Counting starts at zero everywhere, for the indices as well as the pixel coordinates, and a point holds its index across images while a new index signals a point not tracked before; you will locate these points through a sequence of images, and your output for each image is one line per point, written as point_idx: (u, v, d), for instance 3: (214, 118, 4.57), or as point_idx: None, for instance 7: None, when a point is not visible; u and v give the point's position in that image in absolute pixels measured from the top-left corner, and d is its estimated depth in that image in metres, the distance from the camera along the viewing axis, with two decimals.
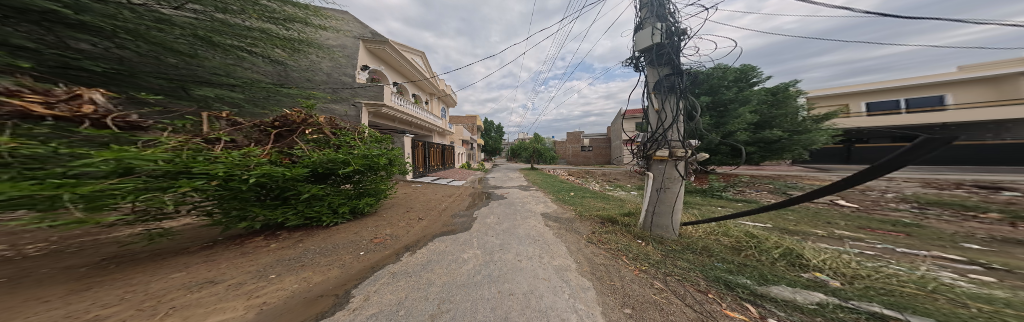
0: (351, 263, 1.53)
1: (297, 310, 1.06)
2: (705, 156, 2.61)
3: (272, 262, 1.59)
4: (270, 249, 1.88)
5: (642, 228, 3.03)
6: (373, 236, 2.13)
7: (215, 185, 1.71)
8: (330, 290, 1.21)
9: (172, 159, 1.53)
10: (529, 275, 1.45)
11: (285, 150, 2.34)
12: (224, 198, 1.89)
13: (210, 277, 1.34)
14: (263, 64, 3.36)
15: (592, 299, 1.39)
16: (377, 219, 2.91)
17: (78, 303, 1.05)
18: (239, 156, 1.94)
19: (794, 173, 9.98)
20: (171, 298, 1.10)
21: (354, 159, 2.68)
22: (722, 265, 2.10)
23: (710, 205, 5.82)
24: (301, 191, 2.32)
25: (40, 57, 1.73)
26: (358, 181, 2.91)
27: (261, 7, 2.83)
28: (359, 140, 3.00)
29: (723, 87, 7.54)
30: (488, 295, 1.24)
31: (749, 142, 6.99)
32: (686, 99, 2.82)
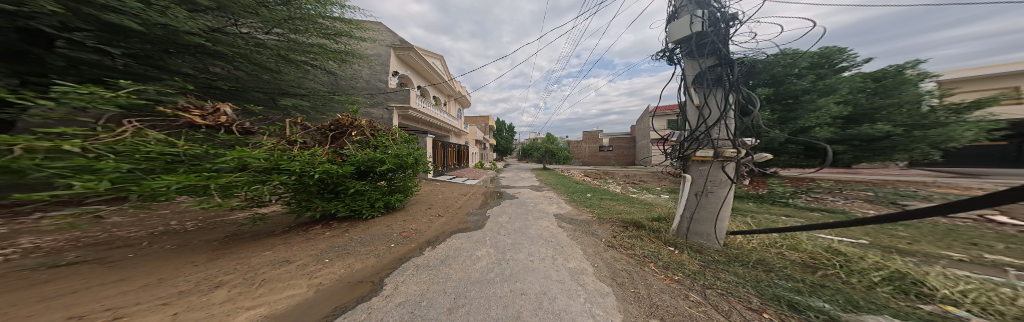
0: (385, 253, 1.74)
1: (343, 291, 1.25)
2: (767, 155, 2.19)
3: (327, 247, 1.89)
4: (327, 236, 2.25)
5: (676, 234, 2.80)
6: (402, 229, 2.38)
7: (290, 179, 2.13)
8: (368, 276, 1.40)
9: (268, 158, 2.00)
10: (542, 276, 1.46)
11: (338, 150, 2.77)
12: (298, 190, 2.35)
13: (286, 257, 1.66)
14: (321, 75, 4.50)
15: (612, 305, 1.32)
16: (410, 213, 3.23)
17: (210, 269, 1.43)
18: (307, 155, 2.38)
19: (885, 177, 8.03)
20: (262, 271, 1.40)
21: (389, 158, 3.04)
22: (787, 283, 1.78)
23: (770, 213, 4.93)
24: (350, 187, 2.71)
25: (197, 80, 2.94)
26: (391, 178, 3.25)
27: (317, 26, 3.79)
28: (391, 140, 3.34)
29: (794, 76, 6.47)
30: (500, 293, 1.29)
31: (835, 141, 5.97)
32: (739, 91, 2.47)
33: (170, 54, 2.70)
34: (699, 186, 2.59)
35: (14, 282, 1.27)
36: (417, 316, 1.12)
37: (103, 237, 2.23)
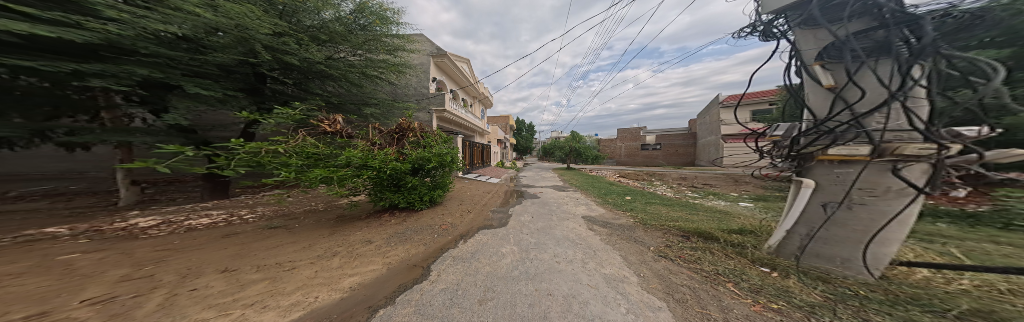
0: (431, 243, 2.01)
1: (402, 273, 1.55)
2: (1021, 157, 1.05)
3: (393, 232, 2.37)
4: (389, 223, 2.78)
5: (776, 253, 2.07)
6: (441, 222, 2.70)
7: (373, 174, 2.75)
8: (420, 262, 1.68)
9: (360, 157, 2.67)
10: (571, 279, 1.41)
11: (401, 150, 3.27)
12: (376, 183, 3.01)
13: (368, 238, 2.18)
14: (386, 83, 6.20)
15: (666, 320, 1.09)
16: (454, 208, 3.60)
17: (328, 242, 2.06)
18: (382, 152, 2.95)
19: None
20: (356, 247, 1.91)
21: (435, 156, 3.36)
22: None
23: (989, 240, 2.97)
24: (410, 183, 3.25)
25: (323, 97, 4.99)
26: (433, 175, 3.61)
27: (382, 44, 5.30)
28: (433, 140, 3.63)
29: None
30: (526, 291, 1.32)
31: None
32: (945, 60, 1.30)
33: (309, 80, 4.77)
34: (841, 194, 1.68)
35: (245, 238, 2.21)
36: (456, 303, 1.28)
37: (264, 214, 3.36)
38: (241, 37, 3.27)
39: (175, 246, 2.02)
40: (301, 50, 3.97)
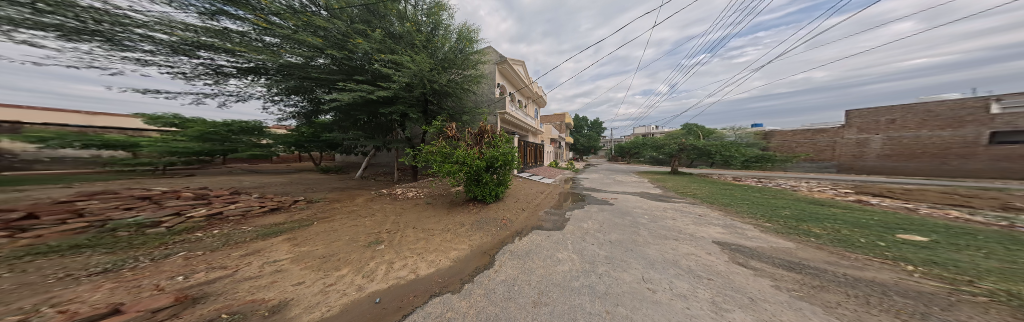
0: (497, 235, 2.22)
1: (484, 256, 1.82)
2: None
3: (475, 219, 2.99)
4: (473, 209, 3.48)
5: None
6: (502, 217, 3.15)
7: (466, 169, 3.38)
8: (485, 251, 1.88)
9: (461, 156, 3.42)
10: (668, 308, 1.33)
11: (481, 147, 3.69)
12: (467, 177, 3.58)
13: (462, 221, 2.92)
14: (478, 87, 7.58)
15: None
16: (518, 206, 3.83)
17: (447, 219, 3.05)
18: (469, 150, 3.51)
19: None
20: (456, 227, 2.68)
21: (504, 153, 3.62)
22: None
23: None
24: (492, 182, 3.70)
25: (451, 112, 7.33)
26: (499, 173, 3.77)
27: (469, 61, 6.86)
28: (497, 138, 3.86)
29: None
30: (593, 309, 1.37)
31: None
32: None
33: (445, 101, 7.25)
34: None
35: (419, 208, 3.92)
36: (511, 298, 1.49)
37: (423, 193, 5.44)
38: (416, 78, 5.93)
39: (404, 207, 4.11)
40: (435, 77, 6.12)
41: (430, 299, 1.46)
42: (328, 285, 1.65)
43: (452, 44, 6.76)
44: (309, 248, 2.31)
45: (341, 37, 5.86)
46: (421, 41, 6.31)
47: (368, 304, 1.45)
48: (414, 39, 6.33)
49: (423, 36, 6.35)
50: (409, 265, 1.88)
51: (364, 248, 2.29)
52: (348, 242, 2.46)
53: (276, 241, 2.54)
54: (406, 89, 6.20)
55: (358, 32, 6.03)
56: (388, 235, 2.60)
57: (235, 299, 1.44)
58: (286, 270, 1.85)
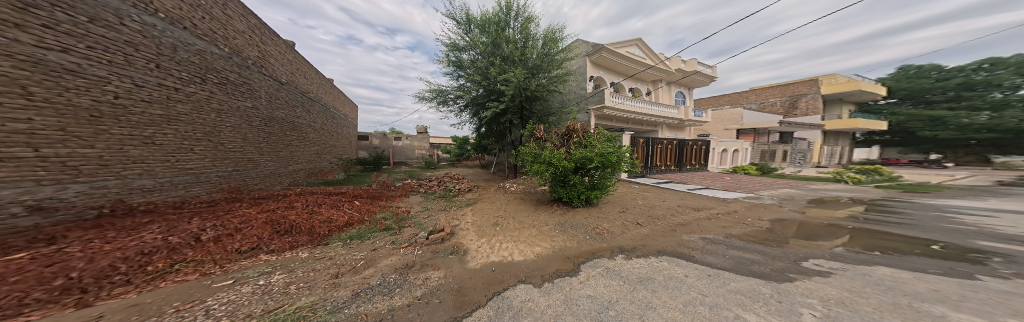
0: (574, 247, 2.62)
1: (558, 260, 2.22)
2: None
3: (559, 223, 3.54)
4: (559, 214, 4.13)
5: None
6: (597, 227, 3.29)
7: (551, 169, 4.30)
8: (564, 259, 2.24)
9: (551, 159, 4.36)
10: None
11: (569, 151, 4.43)
12: (553, 177, 4.51)
13: (558, 224, 3.50)
14: (560, 82, 8.75)
15: None
16: (608, 211, 4.10)
17: (550, 225, 3.51)
18: (556, 153, 4.40)
19: None
20: (545, 234, 3.10)
21: (592, 156, 4.07)
22: None
23: None
24: (584, 186, 4.39)
25: (545, 119, 9.20)
26: (592, 176, 4.34)
27: (552, 65, 8.47)
28: (597, 140, 4.41)
29: None
30: None
31: None
32: None
33: (542, 114, 9.18)
34: None
35: (514, 204, 5.32)
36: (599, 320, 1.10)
37: (523, 189, 7.06)
38: (520, 94, 8.02)
39: (510, 201, 5.66)
40: (516, 76, 7.44)
41: (518, 286, 1.80)
42: (478, 247, 2.80)
43: (541, 49, 8.33)
44: (473, 218, 4.20)
45: (481, 70, 8.02)
46: (517, 56, 7.85)
47: (488, 269, 2.20)
48: (513, 55, 7.93)
49: (517, 51, 7.84)
50: (511, 251, 2.61)
51: (491, 226, 3.64)
52: (486, 219, 4.06)
53: (466, 210, 4.76)
54: (511, 99, 8.23)
55: (489, 62, 7.94)
56: (501, 221, 3.90)
57: (458, 240, 3.05)
58: (469, 230, 3.48)
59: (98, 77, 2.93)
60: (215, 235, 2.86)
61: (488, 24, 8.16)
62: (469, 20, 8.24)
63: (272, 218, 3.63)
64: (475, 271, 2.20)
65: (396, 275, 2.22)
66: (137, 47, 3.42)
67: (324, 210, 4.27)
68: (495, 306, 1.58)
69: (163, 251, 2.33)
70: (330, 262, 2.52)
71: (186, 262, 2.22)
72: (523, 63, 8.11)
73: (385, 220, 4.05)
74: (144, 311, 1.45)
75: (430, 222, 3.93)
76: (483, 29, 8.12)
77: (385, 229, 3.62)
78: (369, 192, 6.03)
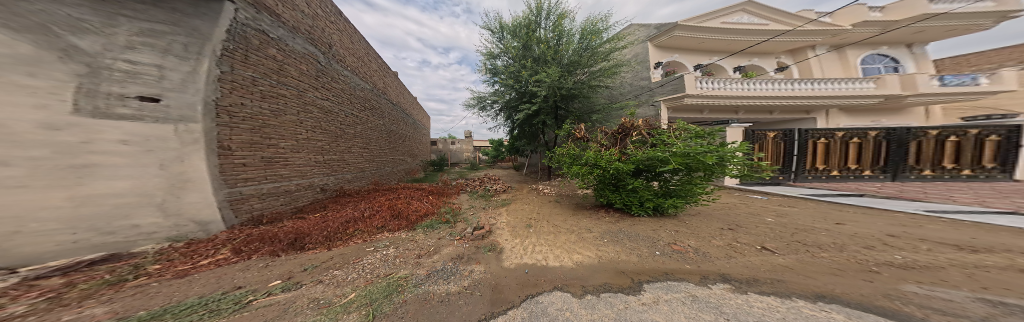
0: (637, 259, 2.16)
1: (608, 273, 1.88)
2: None
3: (608, 230, 3.19)
4: (609, 220, 3.69)
5: None
6: (674, 241, 2.63)
7: (598, 171, 3.81)
8: (617, 271, 1.94)
9: (599, 159, 3.84)
10: None
11: (625, 151, 3.79)
12: (600, 180, 4.11)
13: (609, 230, 3.16)
14: (612, 74, 8.11)
15: None
16: (680, 222, 3.39)
17: (598, 230, 3.21)
18: (609, 154, 3.85)
19: None
20: (591, 240, 2.86)
21: (669, 157, 3.14)
22: None
23: None
24: (647, 191, 3.67)
25: (598, 118, 8.54)
26: (664, 180, 3.55)
27: (602, 55, 7.77)
28: (675, 137, 3.43)
29: None
30: None
31: None
32: None
33: (593, 111, 8.61)
34: None
35: (551, 207, 5.20)
36: None
37: (555, 192, 7.13)
38: (558, 93, 7.71)
39: (547, 204, 5.53)
40: (549, 75, 7.14)
41: (552, 292, 1.68)
42: (512, 246, 2.88)
43: (577, 45, 7.77)
44: (507, 218, 4.35)
45: (513, 74, 7.96)
46: (550, 56, 7.45)
47: (521, 271, 2.20)
48: (545, 55, 7.53)
49: (550, 50, 7.48)
50: (544, 254, 2.58)
51: (524, 228, 3.72)
52: (519, 221, 4.14)
53: (502, 209, 5.05)
54: (545, 100, 8.00)
55: (521, 66, 7.83)
56: (534, 223, 3.92)
57: (499, 237, 3.24)
58: (505, 230, 3.60)
59: (331, 122, 5.82)
60: (369, 212, 4.36)
61: (518, 28, 7.93)
62: (501, 28, 8.21)
63: (393, 203, 5.03)
64: (509, 270, 2.25)
65: (451, 264, 2.50)
66: (340, 101, 6.25)
67: (409, 200, 5.50)
68: (529, 309, 1.49)
69: (355, 220, 3.99)
70: (415, 244, 3.14)
71: (361, 229, 3.66)
72: (557, 62, 7.74)
73: (446, 213, 4.75)
74: (344, 261, 2.61)
75: (474, 219, 4.31)
76: (513, 33, 8.00)
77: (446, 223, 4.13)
78: (435, 190, 7.11)
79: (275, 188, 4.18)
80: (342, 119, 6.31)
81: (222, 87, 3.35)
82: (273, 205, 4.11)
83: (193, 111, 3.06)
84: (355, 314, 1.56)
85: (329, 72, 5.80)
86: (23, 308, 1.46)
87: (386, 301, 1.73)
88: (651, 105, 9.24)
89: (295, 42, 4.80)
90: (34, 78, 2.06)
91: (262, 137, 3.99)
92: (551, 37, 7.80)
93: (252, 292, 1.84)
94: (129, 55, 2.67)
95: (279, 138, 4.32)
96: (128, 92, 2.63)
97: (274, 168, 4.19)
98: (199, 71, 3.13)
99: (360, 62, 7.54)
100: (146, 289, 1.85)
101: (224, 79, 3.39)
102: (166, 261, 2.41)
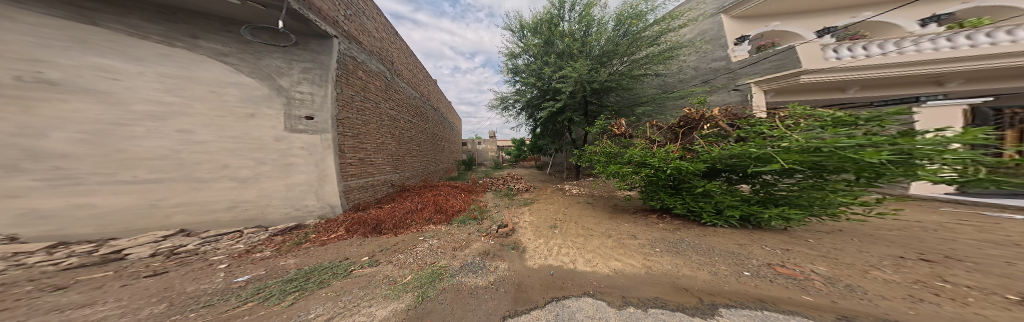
0: (718, 276, 1.83)
1: (660, 287, 1.67)
2: None
3: (659, 238, 2.88)
4: (664, 228, 3.28)
5: None
6: (792, 262, 2.07)
7: (648, 170, 3.50)
8: (675, 285, 1.71)
9: (646, 157, 3.55)
10: None
11: (690, 147, 3.45)
12: (651, 180, 3.75)
13: (659, 238, 2.87)
14: (663, 60, 7.19)
15: None
16: (796, 239, 2.72)
17: (649, 236, 2.97)
18: (664, 151, 3.47)
19: None
20: (640, 247, 2.61)
21: (781, 153, 2.46)
22: None
23: None
24: (734, 196, 3.11)
25: (648, 112, 7.73)
26: (766, 183, 2.89)
27: (648, 39, 6.94)
28: (769, 129, 2.78)
29: None
30: None
31: None
32: None
33: (639, 104, 7.86)
34: None
35: (583, 207, 5.04)
36: None
37: (584, 192, 6.77)
38: (590, 87, 7.25)
39: (578, 205, 5.32)
40: (576, 69, 6.73)
41: (582, 298, 1.60)
42: (535, 246, 2.85)
43: (610, 33, 7.11)
44: (531, 217, 4.34)
45: (535, 72, 7.80)
46: (576, 50, 7.04)
47: (544, 272, 2.16)
48: (571, 49, 7.15)
49: (576, 43, 7.04)
50: (571, 257, 2.48)
51: (547, 228, 3.64)
52: (544, 221, 4.05)
53: (529, 209, 5.06)
54: (571, 96, 7.62)
55: (543, 62, 7.62)
56: (560, 225, 3.78)
57: (531, 236, 3.27)
58: (525, 228, 3.63)
59: (396, 127, 6.79)
60: (429, 207, 4.87)
61: (539, 24, 7.72)
62: (522, 26, 8.10)
63: (445, 199, 5.55)
64: (532, 270, 2.23)
65: (478, 259, 2.62)
66: (400, 109, 7.20)
67: (446, 196, 5.97)
68: (555, 312, 1.46)
69: (414, 211, 4.57)
70: (452, 237, 3.42)
71: (416, 220, 4.19)
72: (585, 54, 7.27)
73: (474, 210, 5.01)
74: (404, 245, 3.10)
75: (499, 217, 4.45)
76: (534, 30, 7.83)
77: (469, 219, 4.36)
78: (467, 187, 7.58)
79: (363, 184, 5.16)
80: (402, 124, 7.28)
81: (337, 105, 4.61)
82: (362, 196, 5.14)
83: (328, 125, 4.43)
84: (408, 295, 1.79)
85: (393, 85, 6.77)
86: (269, 253, 2.93)
87: (430, 286, 1.94)
88: (733, 90, 7.14)
89: (370, 61, 5.68)
90: (271, 109, 3.86)
91: (354, 143, 4.95)
92: (576, 29, 7.34)
93: (353, 264, 2.53)
94: (300, 88, 4.21)
95: (365, 142, 5.32)
96: (300, 114, 4.16)
97: (362, 167, 5.19)
98: (325, 94, 4.44)
99: (411, 72, 8.48)
100: (309, 251, 2.99)
101: (339, 99, 4.65)
102: (317, 232, 3.72)
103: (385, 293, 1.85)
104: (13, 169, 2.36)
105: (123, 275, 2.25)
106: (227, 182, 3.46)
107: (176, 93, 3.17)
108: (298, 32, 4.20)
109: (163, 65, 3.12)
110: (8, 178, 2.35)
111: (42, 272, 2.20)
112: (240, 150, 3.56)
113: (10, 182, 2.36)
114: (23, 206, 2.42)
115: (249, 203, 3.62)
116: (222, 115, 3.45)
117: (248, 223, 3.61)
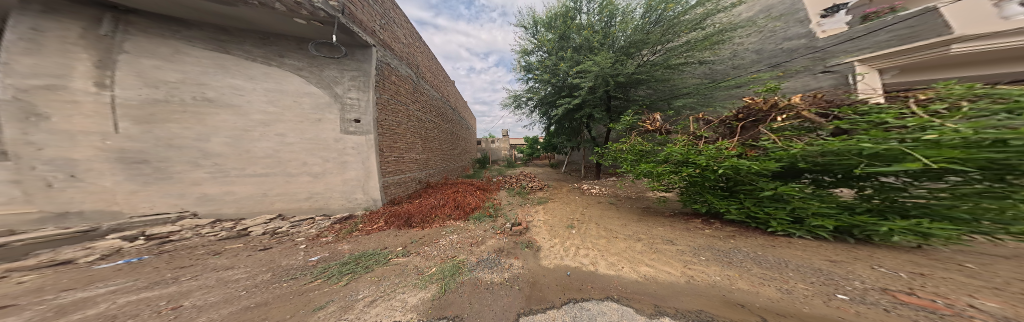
0: (792, 295, 1.45)
1: (705, 299, 1.52)
2: None
3: (706, 245, 2.65)
4: (712, 234, 2.99)
5: None
6: (934, 292, 1.34)
7: (693, 170, 3.21)
8: (731, 303, 1.46)
9: (687, 155, 3.27)
10: None
11: (752, 143, 3.02)
12: (697, 180, 3.42)
13: (700, 249, 2.55)
14: (705, 46, 6.48)
15: None
16: (939, 261, 1.81)
17: (690, 242, 2.75)
18: (714, 149, 3.11)
19: None
20: (686, 256, 2.37)
21: (917, 148, 1.76)
22: None
23: None
24: (826, 203, 2.48)
25: (687, 105, 7.07)
26: (880, 188, 2.22)
27: (688, 24, 6.28)
28: (869, 121, 2.24)
29: None
30: None
31: None
32: None
33: (675, 96, 7.25)
34: None
35: (607, 208, 4.88)
36: None
37: (604, 192, 6.52)
38: (615, 81, 6.85)
39: (601, 205, 5.16)
40: (597, 63, 6.44)
41: (605, 301, 1.56)
42: (551, 246, 2.82)
43: (638, 22, 6.59)
44: (545, 216, 4.30)
45: (549, 68, 7.66)
46: (597, 43, 6.76)
47: (562, 272, 2.13)
48: (591, 43, 6.87)
49: (597, 36, 6.73)
50: (591, 259, 2.41)
51: (564, 228, 3.57)
52: (561, 220, 3.97)
53: (546, 208, 5.01)
54: (591, 93, 7.33)
55: (559, 57, 7.42)
56: (578, 225, 3.67)
57: (552, 235, 3.21)
58: (541, 227, 3.61)
59: (422, 127, 7.15)
60: (452, 204, 5.04)
61: (554, 19, 7.54)
62: (535, 22, 7.95)
63: (465, 198, 5.70)
64: (549, 269, 2.22)
65: (493, 255, 2.68)
66: (424, 109, 7.43)
67: (464, 194, 6.16)
68: (573, 314, 1.44)
69: (436, 207, 4.80)
70: (469, 233, 3.54)
71: (438, 216, 4.40)
72: (607, 47, 6.98)
73: (488, 208, 5.10)
74: (430, 238, 3.30)
75: (512, 215, 4.51)
76: (547, 25, 7.65)
77: (484, 216, 4.46)
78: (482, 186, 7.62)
79: (395, 181, 5.48)
80: (427, 124, 7.60)
81: (377, 109, 4.96)
82: (396, 191, 5.56)
83: (370, 127, 4.76)
84: (433, 286, 1.90)
85: (418, 87, 7.11)
86: (331, 238, 3.43)
87: (451, 279, 2.04)
88: (821, 72, 6.06)
89: (399, 64, 5.99)
90: (332, 114, 4.43)
91: (388, 143, 5.29)
92: (595, 20, 7.01)
93: (389, 253, 2.73)
94: (350, 93, 4.62)
95: (398, 142, 5.70)
96: (350, 117, 4.58)
97: (394, 165, 5.50)
98: (368, 98, 4.75)
99: (432, 75, 8.89)
100: (358, 239, 3.36)
101: (378, 102, 5.00)
102: (364, 223, 4.11)
103: (414, 282, 1.98)
104: (194, 165, 3.52)
105: (245, 248, 3.09)
106: (307, 177, 4.24)
107: (277, 103, 4.01)
108: (347, 44, 4.62)
109: (266, 82, 3.95)
110: (191, 170, 3.51)
111: (208, 239, 3.36)
112: (312, 150, 4.26)
113: (192, 173, 3.52)
114: (199, 190, 3.57)
115: (320, 194, 4.34)
116: (301, 121, 4.19)
117: (318, 211, 4.33)
